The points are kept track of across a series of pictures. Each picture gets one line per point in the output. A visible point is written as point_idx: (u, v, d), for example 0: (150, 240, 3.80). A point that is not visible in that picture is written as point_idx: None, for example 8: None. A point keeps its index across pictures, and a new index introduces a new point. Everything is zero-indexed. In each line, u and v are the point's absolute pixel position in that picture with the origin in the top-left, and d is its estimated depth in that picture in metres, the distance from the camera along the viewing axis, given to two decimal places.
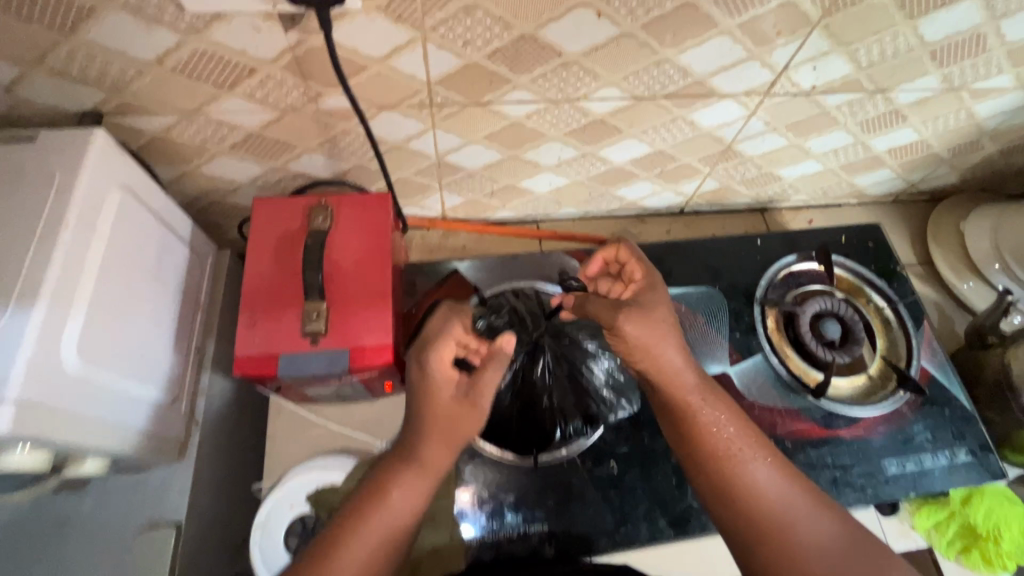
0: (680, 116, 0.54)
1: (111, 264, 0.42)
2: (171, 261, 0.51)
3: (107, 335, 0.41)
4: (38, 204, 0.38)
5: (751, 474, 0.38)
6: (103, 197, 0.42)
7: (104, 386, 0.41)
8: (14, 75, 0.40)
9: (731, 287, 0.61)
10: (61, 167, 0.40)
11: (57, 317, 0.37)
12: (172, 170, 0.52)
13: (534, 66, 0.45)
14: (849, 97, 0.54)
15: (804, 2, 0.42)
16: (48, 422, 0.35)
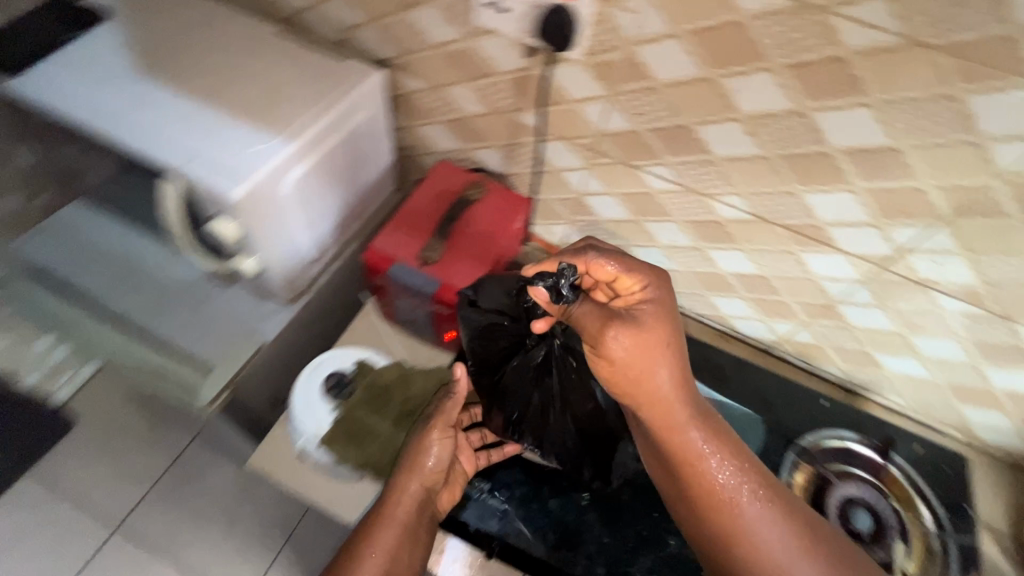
0: (793, 251, 0.59)
1: (336, 153, 0.61)
2: (367, 175, 0.69)
3: (308, 192, 0.59)
4: (323, 95, 0.58)
5: (749, 522, 0.44)
6: (357, 110, 0.61)
7: (288, 218, 0.58)
8: (358, 22, 0.62)
9: (777, 427, 0.68)
10: (347, 81, 0.60)
11: (294, 159, 0.55)
12: (403, 119, 0.71)
13: (682, 153, 0.56)
14: (967, 308, 0.55)
15: (934, 194, 0.48)
16: (251, 213, 0.52)
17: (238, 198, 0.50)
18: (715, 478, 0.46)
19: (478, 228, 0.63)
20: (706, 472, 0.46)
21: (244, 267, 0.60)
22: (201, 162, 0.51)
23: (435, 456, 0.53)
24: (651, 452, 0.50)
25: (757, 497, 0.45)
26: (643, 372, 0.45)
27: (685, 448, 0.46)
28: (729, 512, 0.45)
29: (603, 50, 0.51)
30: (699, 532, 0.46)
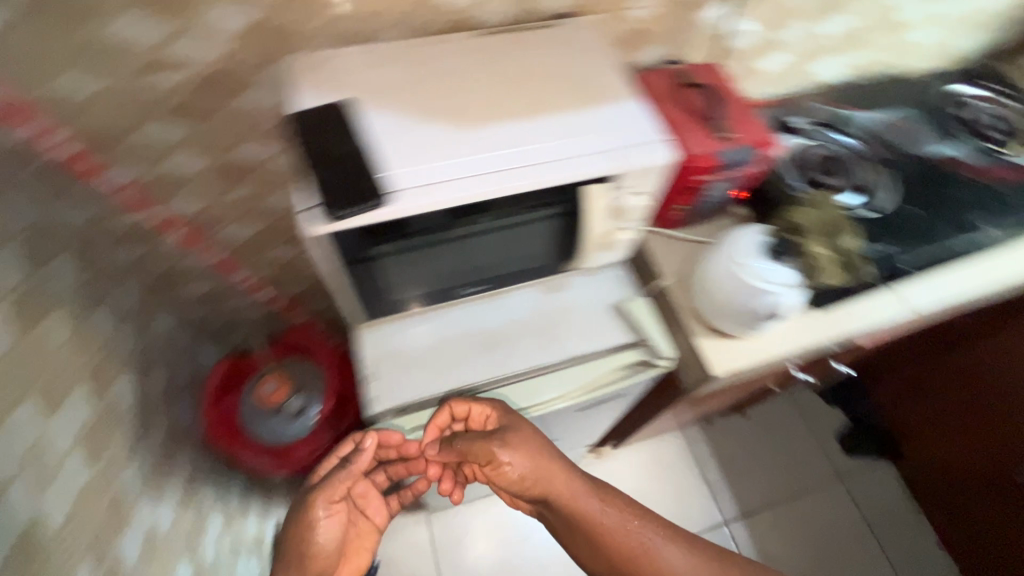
0: (739, 59, 1.10)
1: (557, 122, 0.71)
2: (613, 112, 0.73)
3: (642, 157, 0.69)
4: (536, 97, 0.73)
5: (590, 510, 0.75)
6: (621, 108, 0.73)
7: (641, 142, 0.70)
8: (521, 58, 0.77)
9: (813, 116, 1.07)
10: (568, 101, 0.73)
11: (645, 162, 0.70)
12: (548, 65, 0.76)
13: (693, 44, 1.03)
14: (786, 58, 1.15)
15: (749, 31, 1.05)
16: (642, 178, 0.71)
17: (644, 175, 0.71)
18: (607, 508, 0.76)
19: (717, 77, 0.96)
20: (580, 507, 0.75)
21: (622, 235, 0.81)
22: (637, 131, 0.72)
23: (324, 526, 0.82)
24: (589, 551, 0.75)
25: (634, 521, 0.75)
26: (525, 435, 0.76)
27: (562, 497, 0.76)
28: (598, 525, 0.74)
29: (628, 45, 0.98)
30: (599, 562, 0.75)
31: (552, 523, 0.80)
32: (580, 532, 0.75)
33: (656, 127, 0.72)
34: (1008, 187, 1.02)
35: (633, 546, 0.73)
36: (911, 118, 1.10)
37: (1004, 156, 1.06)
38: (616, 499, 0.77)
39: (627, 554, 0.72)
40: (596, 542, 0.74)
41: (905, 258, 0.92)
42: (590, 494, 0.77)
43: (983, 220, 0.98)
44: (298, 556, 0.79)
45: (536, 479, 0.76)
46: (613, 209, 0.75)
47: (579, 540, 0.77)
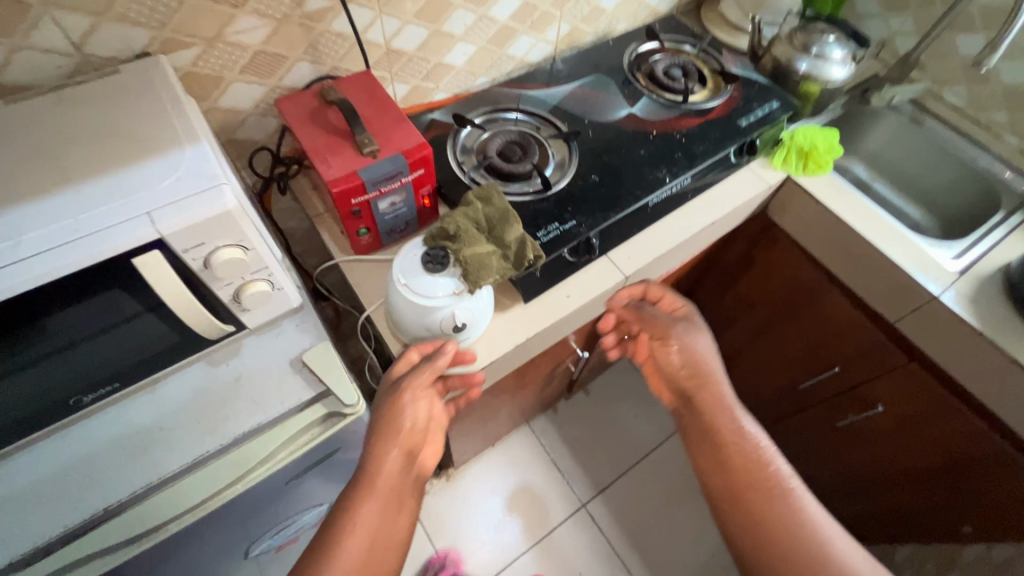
0: (413, 57, 1.05)
1: (84, 189, 0.59)
2: (165, 162, 0.62)
3: (196, 209, 0.59)
4: (62, 164, 0.60)
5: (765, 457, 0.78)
6: (175, 156, 0.62)
7: (194, 192, 0.60)
8: (54, 121, 0.65)
9: (500, 104, 1.05)
10: (105, 162, 0.61)
11: (202, 214, 0.59)
12: (88, 122, 0.65)
13: (345, 54, 0.95)
14: (470, 48, 1.12)
15: (406, 32, 0.99)
16: (215, 231, 0.61)
17: (213, 227, 0.61)
18: (724, 424, 0.82)
19: (368, 94, 0.90)
20: (714, 414, 0.84)
21: (253, 289, 0.71)
22: (192, 178, 0.61)
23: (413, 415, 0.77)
24: (710, 460, 0.81)
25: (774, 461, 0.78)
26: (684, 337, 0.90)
27: (706, 391, 0.87)
28: (735, 440, 0.81)
29: (263, 71, 0.89)
30: (724, 484, 0.78)
31: (710, 433, 0.82)
32: (706, 443, 0.83)
33: (219, 170, 0.62)
34: (688, 135, 1.05)
35: (753, 460, 0.78)
36: (597, 84, 1.11)
37: (685, 104, 1.09)
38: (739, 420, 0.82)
39: (760, 494, 0.75)
40: (717, 459, 0.81)
41: (592, 232, 0.90)
42: (725, 415, 0.83)
43: (668, 173, 0.99)
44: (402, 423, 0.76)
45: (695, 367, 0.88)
46: (205, 270, 0.64)
47: (702, 447, 0.83)
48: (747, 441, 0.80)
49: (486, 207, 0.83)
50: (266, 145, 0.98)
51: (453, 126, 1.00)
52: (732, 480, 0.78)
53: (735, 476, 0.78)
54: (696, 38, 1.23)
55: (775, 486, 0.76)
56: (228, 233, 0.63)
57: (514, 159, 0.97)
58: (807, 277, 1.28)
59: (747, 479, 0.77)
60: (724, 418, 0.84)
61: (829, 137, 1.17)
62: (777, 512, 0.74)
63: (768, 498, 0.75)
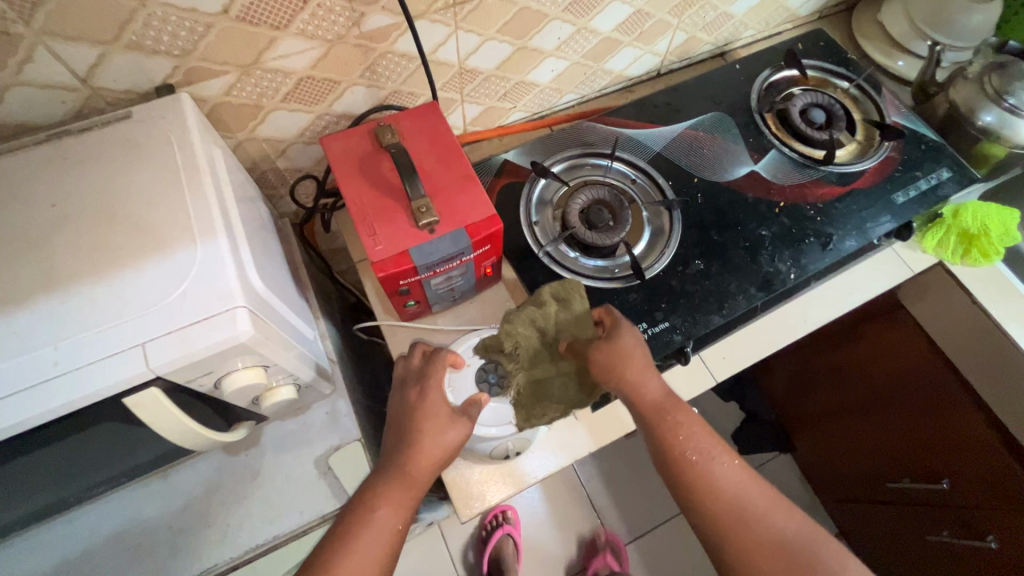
0: (490, 76, 0.86)
1: (71, 303, 0.47)
2: (170, 267, 0.48)
3: (201, 341, 0.46)
4: (50, 261, 0.48)
5: (725, 471, 0.60)
6: (183, 258, 0.49)
7: (201, 316, 0.47)
8: (52, 192, 0.52)
9: (589, 145, 0.85)
10: (99, 263, 0.48)
11: (209, 347, 0.47)
12: (90, 198, 0.52)
13: (408, 77, 0.77)
14: (561, 63, 0.91)
15: (486, 48, 0.80)
16: (228, 359, 0.49)
17: (222, 357, 0.48)
18: (688, 436, 0.61)
19: (431, 136, 0.73)
20: (668, 431, 0.62)
21: (275, 397, 0.59)
22: (200, 296, 0.47)
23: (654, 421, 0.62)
24: (674, 485, 0.61)
25: (730, 459, 0.61)
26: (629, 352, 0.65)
27: (648, 401, 0.63)
28: (696, 464, 0.60)
29: (310, 99, 0.73)
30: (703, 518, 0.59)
31: (676, 466, 0.60)
32: (677, 479, 0.60)
33: (234, 284, 0.48)
34: (825, 210, 0.82)
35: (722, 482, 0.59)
36: (715, 125, 0.89)
37: (826, 164, 0.86)
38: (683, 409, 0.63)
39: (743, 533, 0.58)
40: (692, 492, 0.60)
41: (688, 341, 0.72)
42: (674, 425, 0.62)
43: (794, 265, 0.78)
44: (421, 418, 0.62)
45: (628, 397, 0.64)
46: (217, 390, 0.53)
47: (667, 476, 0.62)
48: (718, 467, 0.60)
49: (544, 309, 0.69)
50: (310, 175, 0.84)
51: (530, 172, 0.82)
52: (706, 522, 0.59)
53: (706, 517, 0.59)
54: (849, 66, 0.96)
55: (760, 521, 0.58)
56: (243, 357, 0.51)
57: (601, 224, 0.79)
58: (930, 375, 1.05)
59: (731, 518, 0.58)
60: (636, 365, 0.64)
61: (1005, 218, 0.90)
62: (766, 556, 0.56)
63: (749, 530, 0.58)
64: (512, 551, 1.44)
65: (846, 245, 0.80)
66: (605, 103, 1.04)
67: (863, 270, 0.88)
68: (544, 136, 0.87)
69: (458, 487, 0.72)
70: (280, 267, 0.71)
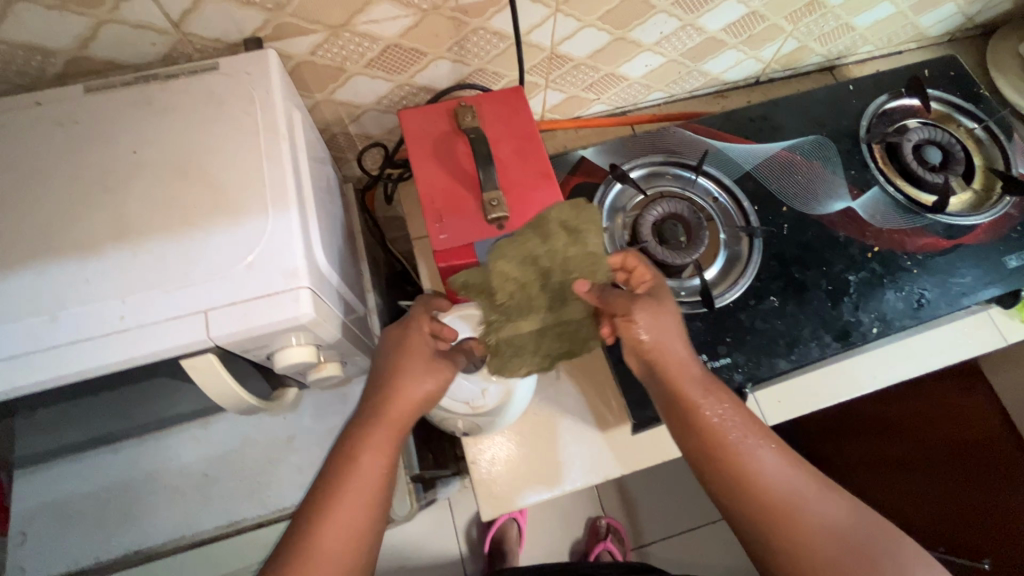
0: (579, 64, 0.81)
1: (142, 258, 0.46)
2: (240, 235, 0.47)
3: (262, 316, 0.45)
4: (126, 213, 0.48)
5: (769, 459, 0.55)
6: (254, 228, 0.48)
7: (265, 290, 0.46)
8: (135, 138, 0.51)
9: (673, 154, 0.80)
10: (173, 221, 0.48)
11: (269, 324, 0.46)
12: (170, 151, 0.51)
13: (497, 56, 0.73)
14: (657, 59, 0.85)
15: (582, 34, 0.75)
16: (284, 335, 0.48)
17: (280, 333, 0.47)
18: (723, 414, 0.56)
19: (511, 123, 0.69)
20: (694, 412, 0.56)
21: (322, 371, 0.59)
22: (265, 271, 0.46)
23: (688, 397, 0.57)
24: (710, 482, 0.55)
25: (769, 444, 0.56)
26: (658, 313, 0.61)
27: (686, 370, 0.59)
28: (737, 450, 0.55)
29: (393, 67, 0.70)
30: (756, 519, 0.52)
31: (708, 456, 0.55)
32: (715, 473, 0.55)
33: (301, 263, 0.47)
34: (925, 263, 0.75)
35: (762, 474, 0.54)
36: (815, 151, 0.82)
37: (934, 212, 0.78)
38: (708, 386, 0.58)
39: (803, 527, 0.51)
40: (734, 490, 0.54)
41: (749, 382, 0.68)
42: (707, 401, 0.57)
43: (879, 318, 0.72)
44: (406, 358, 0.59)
45: (657, 362, 0.60)
46: (269, 361, 0.53)
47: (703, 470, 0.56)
48: (758, 454, 0.55)
49: (554, 241, 0.63)
50: (380, 144, 0.81)
51: (609, 174, 0.78)
52: (756, 521, 0.53)
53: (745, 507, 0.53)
54: (979, 104, 0.86)
55: (805, 510, 0.52)
56: (299, 336, 0.50)
57: (675, 241, 0.74)
58: (997, 448, 0.97)
59: (787, 513, 0.52)
60: (669, 332, 0.61)
61: None
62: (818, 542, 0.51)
63: (808, 527, 0.51)
64: (515, 533, 1.46)
65: (942, 306, 0.73)
66: (694, 105, 0.97)
67: (953, 332, 0.80)
68: (627, 138, 0.82)
69: (485, 485, 0.71)
70: (339, 238, 0.69)
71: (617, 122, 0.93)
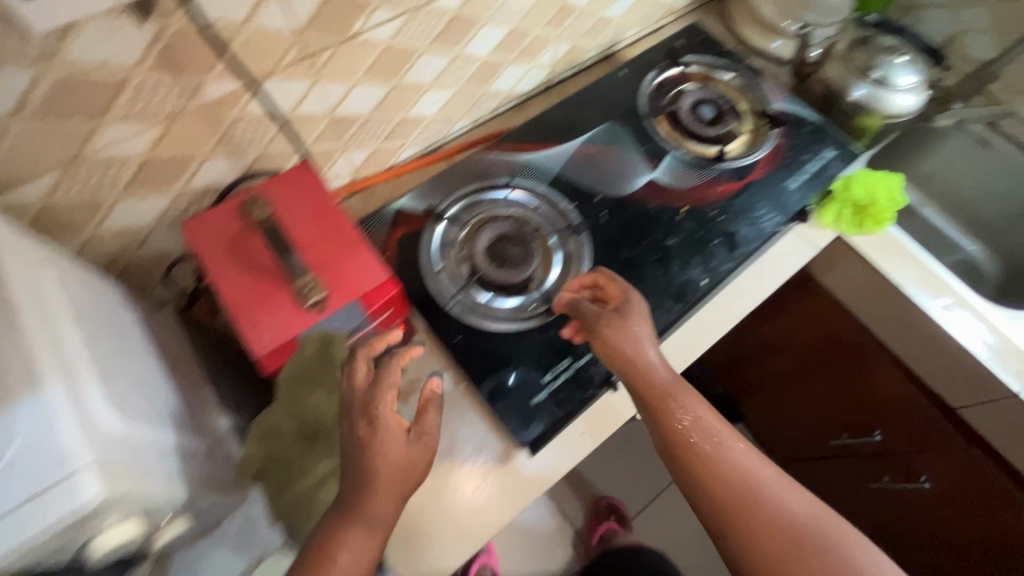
0: (368, 120, 0.80)
1: None
2: None
3: (36, 520, 0.39)
4: None
5: (733, 453, 0.57)
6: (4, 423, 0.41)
7: (34, 489, 0.39)
8: None
9: (484, 177, 0.82)
10: None
11: (49, 526, 0.39)
12: None
13: (276, 137, 0.71)
14: (444, 93, 0.87)
15: (355, 92, 0.74)
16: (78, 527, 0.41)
17: (71, 528, 0.41)
18: (695, 415, 0.59)
19: (306, 202, 0.67)
20: (666, 412, 0.59)
21: (167, 534, 0.52)
22: (31, 467, 0.40)
23: (679, 401, 0.59)
24: (672, 470, 0.59)
25: (738, 440, 0.58)
26: (622, 343, 0.63)
27: (654, 383, 0.61)
28: (701, 445, 0.57)
29: (161, 182, 0.65)
30: (716, 508, 0.55)
31: (672, 450, 0.58)
32: (678, 463, 0.58)
33: (74, 440, 0.41)
34: (727, 208, 0.83)
35: (726, 463, 0.56)
36: (609, 136, 0.87)
37: (721, 162, 0.87)
38: (681, 384, 0.61)
39: (754, 518, 0.53)
40: (694, 475, 0.57)
41: (614, 370, 0.71)
42: (661, 401, 0.60)
43: (705, 270, 0.78)
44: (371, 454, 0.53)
45: (626, 371, 0.62)
46: (86, 555, 0.46)
47: (670, 462, 0.59)
48: (723, 446, 0.57)
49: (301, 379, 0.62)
50: (184, 258, 0.75)
51: (429, 216, 0.77)
52: (713, 500, 0.55)
53: (728, 510, 0.54)
54: (728, 58, 0.97)
55: (764, 501, 0.54)
56: (107, 517, 0.44)
57: (508, 260, 0.76)
58: (848, 337, 1.10)
59: (738, 495, 0.54)
60: (633, 343, 0.63)
61: (890, 184, 0.95)
62: (784, 539, 0.52)
63: (757, 515, 0.53)
64: None
65: (751, 241, 0.81)
66: (500, 123, 1.01)
67: (774, 256, 0.89)
68: (438, 174, 0.82)
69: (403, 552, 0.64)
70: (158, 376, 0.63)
71: (431, 161, 0.94)
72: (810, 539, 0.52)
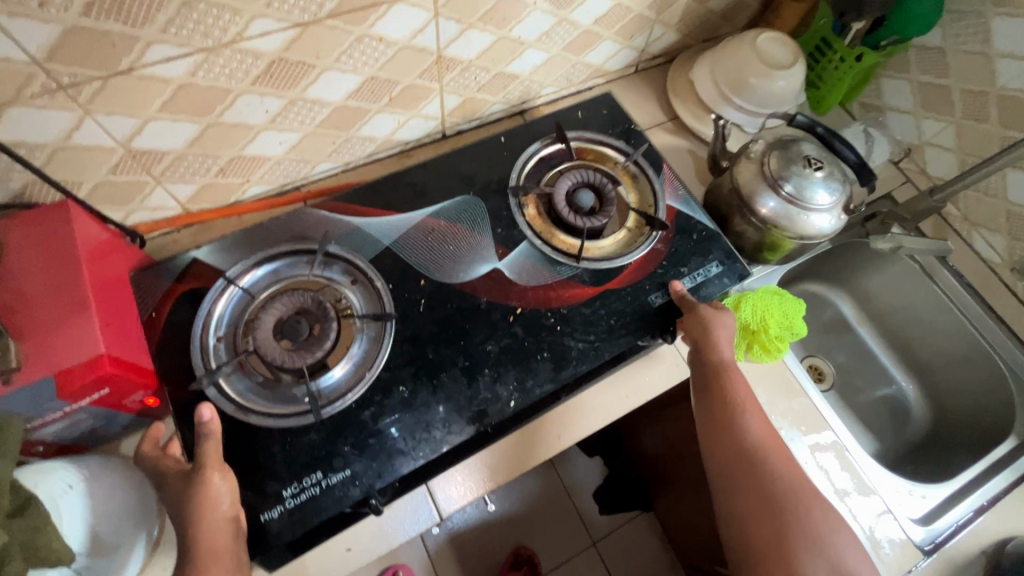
0: (185, 155, 0.72)
1: None
2: None
3: None
4: None
5: (747, 425, 0.66)
6: None
7: None
8: None
9: (304, 240, 0.73)
10: None
11: None
12: None
13: (48, 165, 0.63)
14: (292, 135, 0.78)
15: (156, 127, 0.66)
16: None
17: None
18: (740, 389, 0.68)
19: (45, 245, 0.59)
20: (726, 382, 0.68)
21: None
22: None
23: (736, 383, 0.68)
24: (705, 419, 0.69)
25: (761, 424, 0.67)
26: (711, 316, 0.70)
27: (713, 357, 0.69)
28: (730, 407, 0.67)
29: None
30: (717, 465, 0.66)
31: (709, 408, 0.68)
32: (708, 433, 0.68)
33: None
34: (569, 317, 0.72)
35: (745, 447, 0.66)
36: (462, 212, 0.78)
37: (582, 260, 0.76)
38: (739, 394, 0.68)
39: (750, 477, 0.64)
40: (717, 443, 0.67)
41: (369, 495, 0.61)
42: (718, 377, 0.69)
43: (517, 389, 0.67)
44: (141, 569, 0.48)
45: (703, 344, 0.70)
46: None
47: (706, 422, 0.68)
48: (741, 415, 0.67)
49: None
50: None
51: (223, 276, 0.70)
52: (719, 458, 0.66)
53: (734, 462, 0.65)
54: (631, 140, 0.86)
55: (774, 485, 0.64)
56: None
57: (294, 341, 0.65)
58: None
59: (743, 472, 0.65)
60: (722, 333, 0.70)
61: (787, 309, 0.82)
62: (794, 505, 0.62)
63: (756, 478, 0.64)
64: None
65: (586, 362, 0.70)
66: (375, 170, 0.92)
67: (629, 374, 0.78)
68: (255, 228, 0.74)
69: None
70: None
71: (280, 202, 0.85)
72: (788, 486, 0.64)
